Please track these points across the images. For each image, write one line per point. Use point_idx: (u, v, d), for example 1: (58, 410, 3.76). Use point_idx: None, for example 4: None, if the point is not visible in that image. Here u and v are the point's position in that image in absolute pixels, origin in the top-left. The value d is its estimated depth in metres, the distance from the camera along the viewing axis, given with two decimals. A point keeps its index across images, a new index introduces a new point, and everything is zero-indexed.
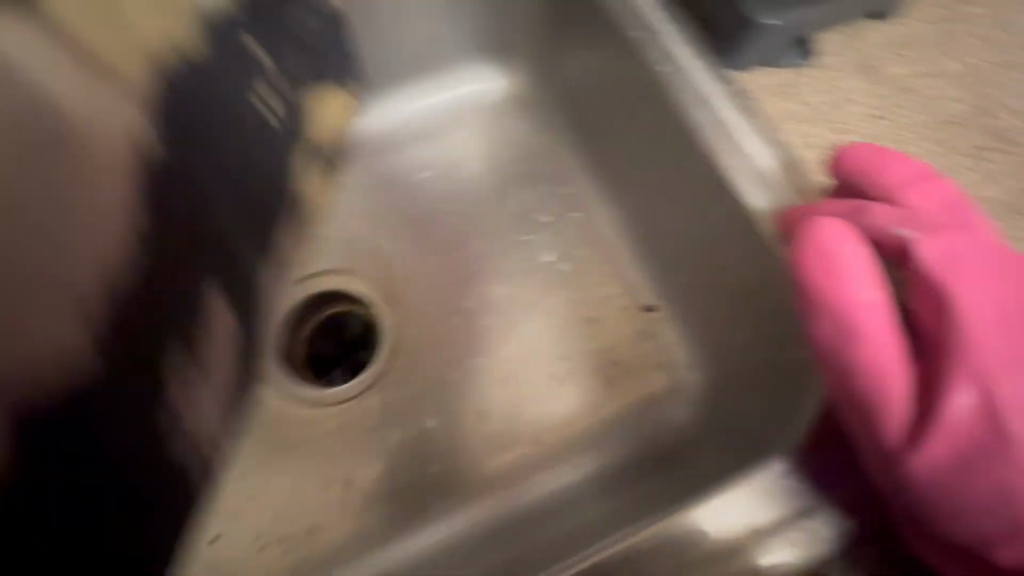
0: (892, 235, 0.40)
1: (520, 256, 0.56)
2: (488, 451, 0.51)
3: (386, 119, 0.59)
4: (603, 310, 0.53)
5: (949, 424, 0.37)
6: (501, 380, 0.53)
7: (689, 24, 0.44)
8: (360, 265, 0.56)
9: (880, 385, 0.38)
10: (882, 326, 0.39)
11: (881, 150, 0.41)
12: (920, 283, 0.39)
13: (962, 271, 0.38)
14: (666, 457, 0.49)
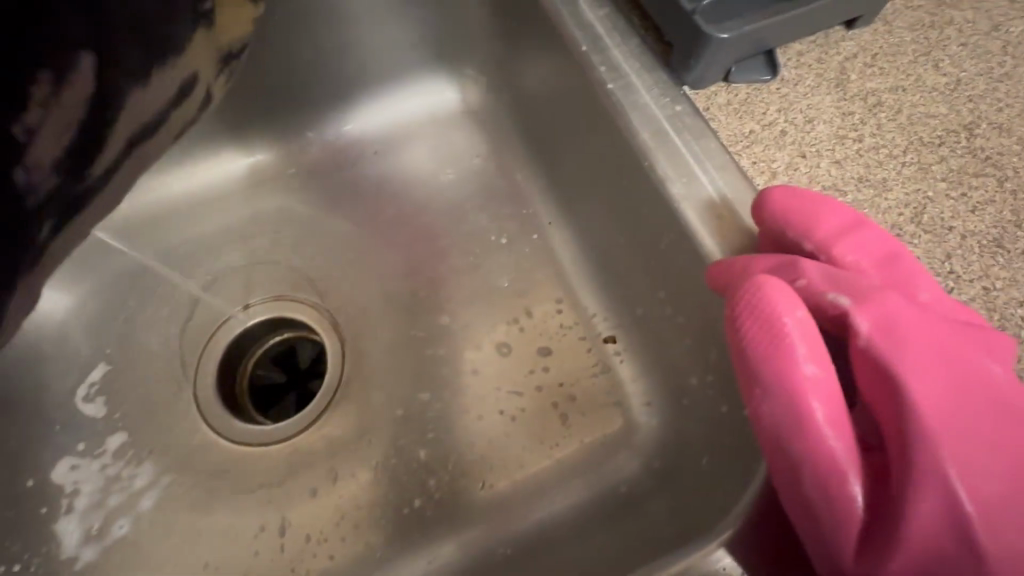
0: (822, 303, 0.33)
1: (472, 281, 0.52)
2: (430, 494, 0.47)
3: (333, 137, 0.56)
4: (559, 340, 0.50)
5: (922, 546, 0.29)
6: (448, 415, 0.49)
7: (640, 38, 0.40)
8: (306, 292, 0.54)
9: (834, 491, 0.30)
10: (831, 412, 0.31)
11: (815, 196, 0.36)
12: (862, 357, 0.32)
13: (912, 342, 0.31)
14: (622, 507, 0.44)
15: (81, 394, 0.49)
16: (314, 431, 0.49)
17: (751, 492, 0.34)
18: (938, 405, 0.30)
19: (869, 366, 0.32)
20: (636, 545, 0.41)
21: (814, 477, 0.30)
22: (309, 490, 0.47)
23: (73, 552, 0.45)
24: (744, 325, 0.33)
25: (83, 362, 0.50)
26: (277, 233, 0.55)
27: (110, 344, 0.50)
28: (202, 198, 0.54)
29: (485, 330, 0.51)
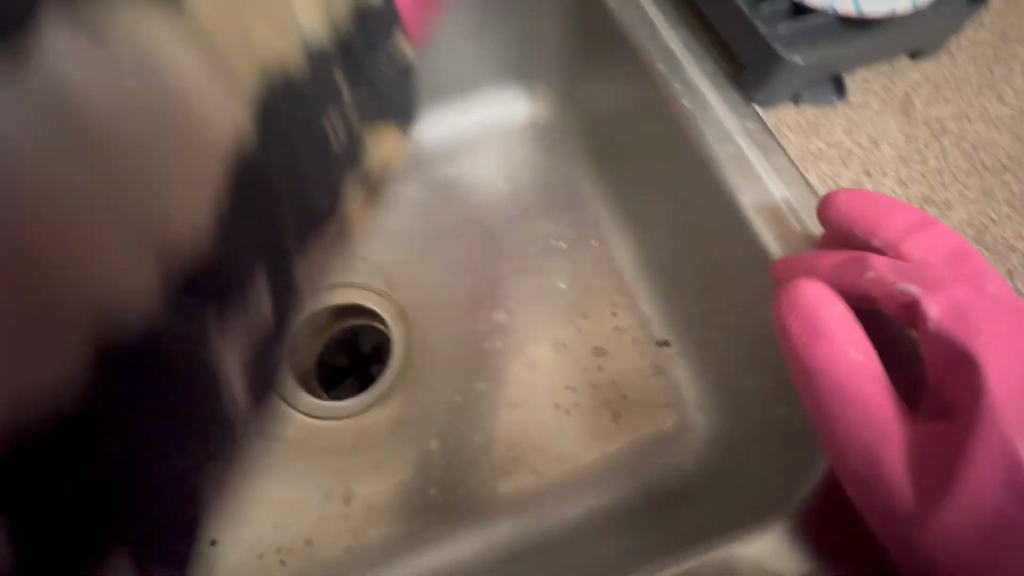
0: (892, 292, 0.35)
1: (534, 281, 0.55)
2: (487, 477, 0.49)
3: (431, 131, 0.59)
4: (615, 340, 0.52)
5: (985, 514, 0.32)
6: (506, 405, 0.52)
7: (714, 60, 0.43)
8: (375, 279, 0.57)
9: (883, 464, 0.34)
10: (875, 393, 0.35)
11: (877, 198, 0.38)
12: (931, 341, 0.34)
13: (983, 327, 0.33)
14: (673, 500, 0.46)
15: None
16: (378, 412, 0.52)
17: (811, 488, 0.36)
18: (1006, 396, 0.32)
19: (937, 350, 0.34)
20: (679, 534, 0.43)
21: (862, 457, 0.34)
22: (374, 465, 0.50)
23: None
24: (793, 322, 0.37)
25: None
26: None
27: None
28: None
29: (544, 330, 0.54)
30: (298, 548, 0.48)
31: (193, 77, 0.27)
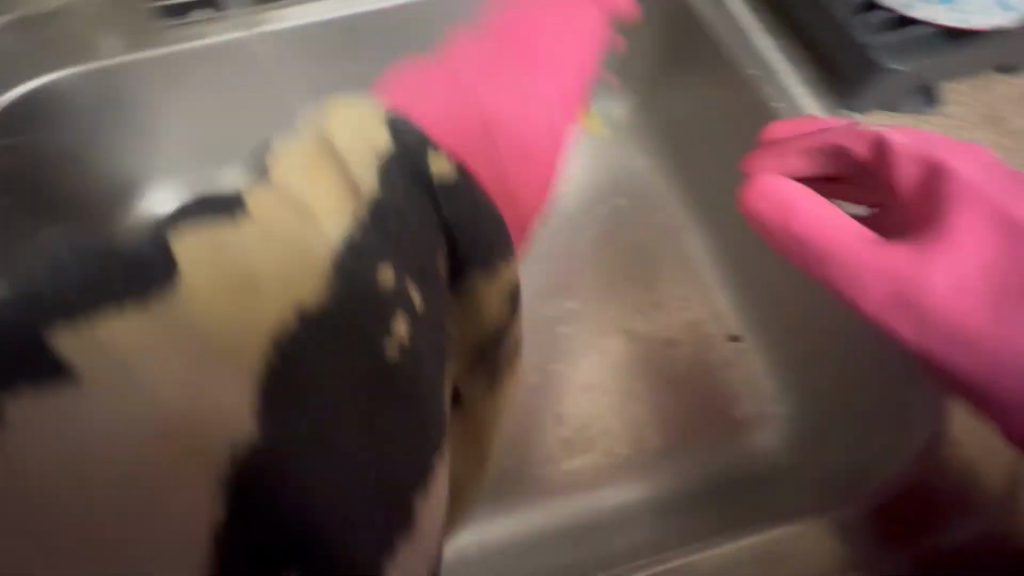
0: (875, 143, 0.40)
1: (609, 272, 0.58)
2: (566, 455, 0.52)
3: None
4: (689, 333, 0.55)
5: (950, 258, 0.36)
6: (581, 390, 0.54)
7: (806, 66, 0.45)
8: None
9: (861, 279, 0.38)
10: (835, 229, 0.39)
11: (808, 118, 0.43)
12: (908, 160, 0.39)
13: (918, 144, 0.40)
14: (754, 478, 0.50)
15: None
16: None
17: (873, 496, 0.41)
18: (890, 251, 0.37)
19: (911, 158, 0.39)
20: (762, 510, 0.47)
21: (878, 286, 0.37)
22: None
23: None
24: (763, 211, 0.41)
25: None
26: None
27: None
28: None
29: (618, 321, 0.56)
30: None
31: (270, 235, 0.27)
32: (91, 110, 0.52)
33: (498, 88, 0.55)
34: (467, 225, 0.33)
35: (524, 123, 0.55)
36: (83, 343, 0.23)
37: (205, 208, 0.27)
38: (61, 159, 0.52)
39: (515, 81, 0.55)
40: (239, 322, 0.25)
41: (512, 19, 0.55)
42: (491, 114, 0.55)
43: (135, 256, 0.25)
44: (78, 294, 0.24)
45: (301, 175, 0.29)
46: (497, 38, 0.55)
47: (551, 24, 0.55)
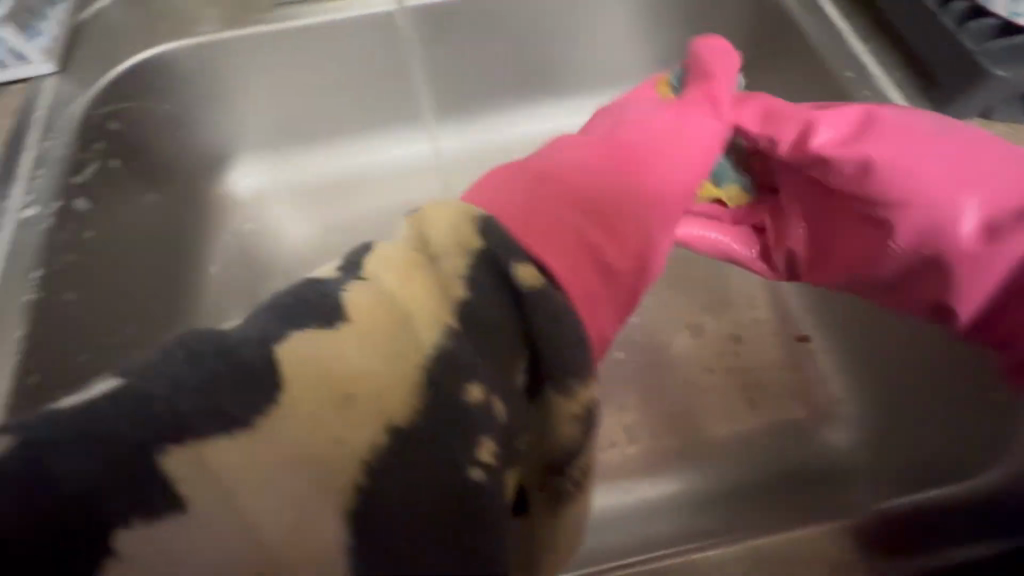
0: (746, 98, 0.45)
1: (679, 266, 0.59)
2: (624, 440, 0.53)
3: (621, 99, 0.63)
4: (756, 332, 0.56)
5: (831, 149, 0.39)
6: (645, 377, 0.55)
7: (902, 72, 0.46)
8: None
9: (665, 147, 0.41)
10: (676, 107, 0.44)
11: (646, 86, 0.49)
12: (750, 111, 0.44)
13: (752, 103, 0.45)
14: (817, 473, 0.51)
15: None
16: None
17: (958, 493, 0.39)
18: (809, 129, 0.40)
19: (755, 105, 0.44)
20: (829, 504, 0.48)
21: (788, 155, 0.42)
22: None
23: None
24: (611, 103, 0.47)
25: None
26: None
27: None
28: (444, 156, 0.64)
29: (687, 314, 0.57)
30: None
31: (363, 341, 0.27)
32: (198, 79, 0.55)
33: (628, 152, 0.40)
34: (548, 338, 0.30)
35: (671, 171, 0.40)
36: (196, 462, 0.25)
37: (306, 316, 0.28)
38: (164, 123, 0.55)
39: (663, 131, 0.42)
40: (329, 438, 0.26)
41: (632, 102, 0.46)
42: (638, 154, 0.40)
43: (249, 359, 0.26)
44: (190, 406, 0.25)
45: (395, 275, 0.30)
46: (628, 115, 0.44)
47: (690, 103, 0.44)
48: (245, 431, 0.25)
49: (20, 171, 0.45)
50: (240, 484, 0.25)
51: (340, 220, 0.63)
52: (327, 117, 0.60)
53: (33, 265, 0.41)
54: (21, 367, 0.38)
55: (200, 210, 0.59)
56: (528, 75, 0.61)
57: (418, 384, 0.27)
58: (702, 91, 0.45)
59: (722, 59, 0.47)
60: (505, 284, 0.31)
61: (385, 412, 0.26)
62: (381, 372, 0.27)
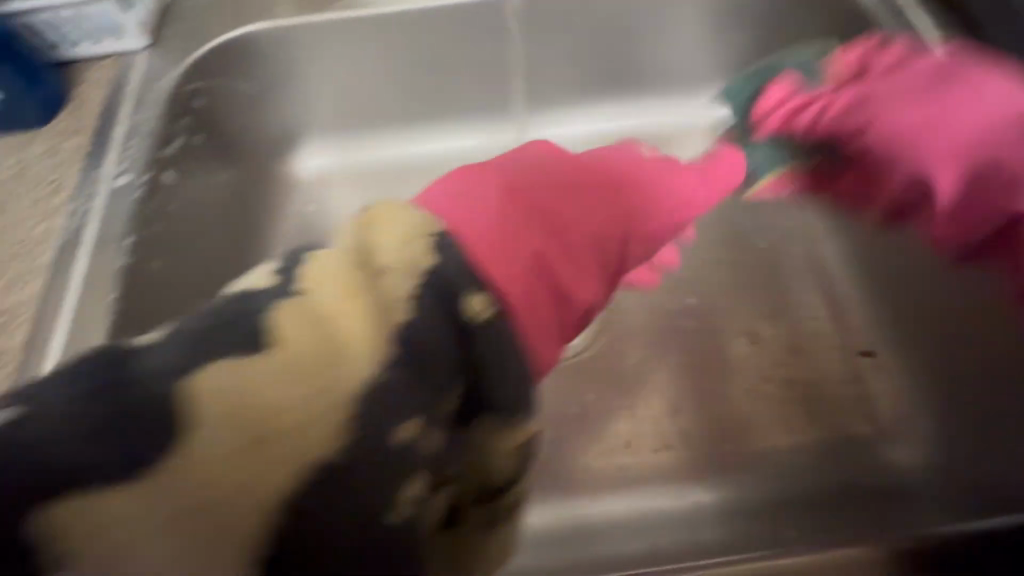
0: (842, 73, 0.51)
1: (740, 272, 0.59)
2: (671, 442, 0.53)
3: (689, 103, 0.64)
4: (819, 342, 0.56)
5: (909, 83, 0.46)
6: (700, 380, 0.55)
7: None
8: None
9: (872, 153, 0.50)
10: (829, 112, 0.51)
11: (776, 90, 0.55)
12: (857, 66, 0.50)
13: (855, 58, 0.50)
14: (869, 491, 0.50)
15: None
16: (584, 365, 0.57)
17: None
18: (865, 100, 0.49)
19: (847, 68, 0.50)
20: (881, 521, 0.46)
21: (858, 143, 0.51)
22: (567, 406, 0.55)
23: None
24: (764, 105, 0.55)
25: None
26: None
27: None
28: (506, 148, 0.64)
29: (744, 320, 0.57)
30: None
31: (279, 375, 0.21)
32: (278, 59, 0.55)
33: (552, 211, 0.32)
34: (494, 378, 0.25)
35: (586, 228, 0.32)
36: (73, 517, 0.19)
37: (224, 338, 0.21)
38: (243, 101, 0.56)
39: (546, 189, 0.33)
40: (227, 500, 0.20)
41: (610, 157, 0.38)
42: (552, 207, 0.32)
43: (148, 385, 0.20)
44: (74, 454, 0.20)
45: (343, 285, 0.23)
46: (534, 162, 0.35)
47: (650, 177, 0.38)
48: (130, 481, 0.20)
49: (114, 140, 0.47)
50: (120, 545, 0.20)
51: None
52: (398, 104, 0.61)
53: (125, 232, 0.43)
54: (113, 329, 0.40)
55: (270, 188, 0.61)
56: (602, 73, 0.61)
57: (340, 432, 0.21)
58: (641, 159, 0.40)
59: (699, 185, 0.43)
60: (448, 318, 0.24)
61: (299, 468, 0.20)
62: (302, 411, 0.21)
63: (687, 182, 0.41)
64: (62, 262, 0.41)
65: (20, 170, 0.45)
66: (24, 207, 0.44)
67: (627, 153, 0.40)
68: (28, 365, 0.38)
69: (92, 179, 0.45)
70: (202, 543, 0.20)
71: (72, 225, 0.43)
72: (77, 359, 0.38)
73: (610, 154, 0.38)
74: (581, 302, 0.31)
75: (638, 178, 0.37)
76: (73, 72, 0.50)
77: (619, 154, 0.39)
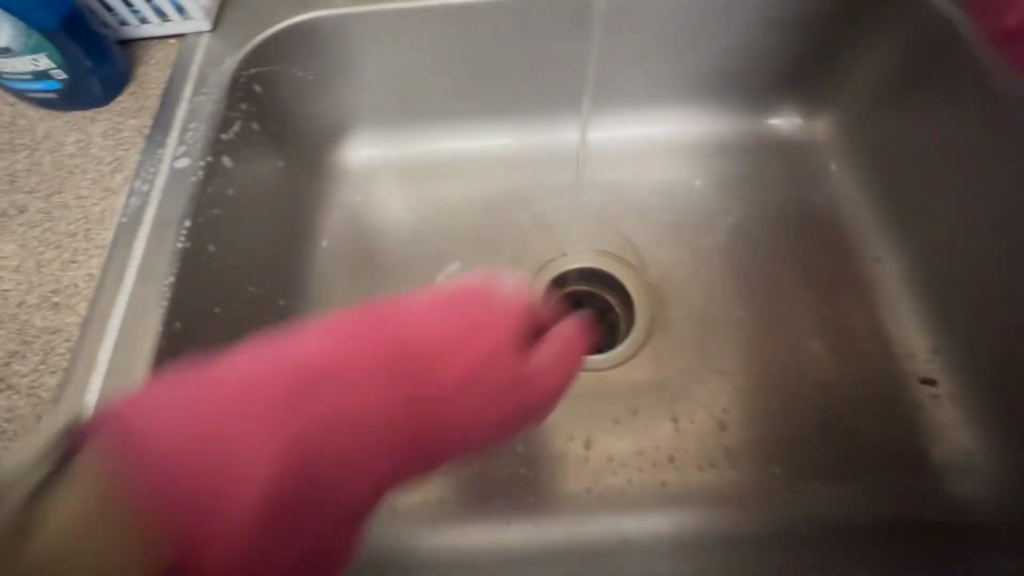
0: None
1: (790, 289, 0.59)
2: (715, 459, 0.52)
3: (736, 114, 0.65)
4: (876, 366, 0.54)
5: None
6: (749, 398, 0.54)
7: None
8: (626, 245, 0.62)
9: None
10: None
11: None
12: None
13: None
14: (926, 534, 0.48)
15: (439, 278, 0.59)
16: (626, 372, 0.56)
17: None
18: None
19: None
20: None
21: None
22: (610, 416, 0.54)
23: None
24: None
25: (442, 254, 0.60)
26: (619, 203, 0.64)
27: (466, 248, 0.61)
28: (554, 148, 0.64)
29: (790, 337, 0.57)
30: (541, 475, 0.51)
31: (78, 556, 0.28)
32: (338, 46, 0.54)
33: (327, 386, 0.37)
34: None
35: (304, 424, 0.36)
36: None
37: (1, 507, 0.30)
38: (299, 88, 0.55)
39: (347, 364, 0.38)
40: None
41: (490, 318, 0.43)
42: (325, 381, 0.37)
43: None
44: None
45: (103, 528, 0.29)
46: (355, 325, 0.40)
47: (463, 342, 0.41)
48: None
49: (176, 122, 0.47)
50: None
51: (450, 201, 0.62)
52: (451, 98, 0.61)
53: (185, 215, 0.43)
54: (170, 311, 0.40)
55: (318, 176, 0.60)
56: (660, 78, 0.61)
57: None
58: (505, 314, 0.44)
59: (554, 348, 0.45)
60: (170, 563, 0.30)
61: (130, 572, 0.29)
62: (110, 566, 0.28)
63: (549, 356, 0.45)
64: (122, 242, 0.42)
65: (82, 148, 0.46)
66: (84, 185, 0.44)
67: (502, 288, 0.46)
68: (86, 343, 0.38)
69: (154, 160, 0.45)
70: (98, 495, 0.30)
71: (132, 205, 0.43)
72: (135, 340, 0.38)
73: (476, 289, 0.44)
74: (165, 555, 0.30)
75: (462, 324, 0.42)
76: (136, 52, 0.50)
77: (480, 292, 0.44)
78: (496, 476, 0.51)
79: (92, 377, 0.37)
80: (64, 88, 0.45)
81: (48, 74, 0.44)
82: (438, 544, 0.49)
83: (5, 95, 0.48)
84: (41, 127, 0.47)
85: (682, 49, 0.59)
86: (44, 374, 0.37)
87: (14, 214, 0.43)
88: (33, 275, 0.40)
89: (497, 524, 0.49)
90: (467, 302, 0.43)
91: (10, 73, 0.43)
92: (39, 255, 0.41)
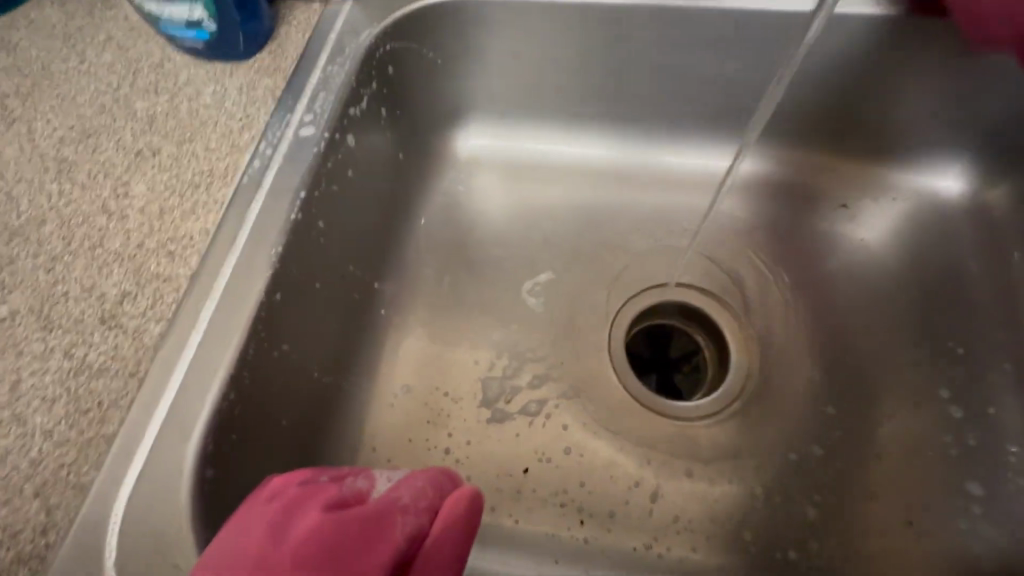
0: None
1: (919, 376, 0.51)
2: (794, 547, 0.47)
3: (891, 165, 0.57)
4: (1008, 493, 0.47)
5: None
6: (845, 489, 0.48)
7: None
8: (735, 287, 0.57)
9: None
10: None
11: None
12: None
13: None
14: None
15: (528, 286, 0.56)
16: (711, 429, 0.51)
17: None
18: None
19: None
20: None
21: None
22: (686, 473, 0.49)
23: (486, 406, 0.51)
24: None
25: (536, 262, 0.57)
26: (733, 242, 0.58)
27: (562, 259, 0.57)
28: (671, 171, 0.60)
29: (909, 431, 0.50)
30: (600, 516, 0.48)
31: None
32: (474, 32, 0.52)
33: (243, 530, 0.31)
34: None
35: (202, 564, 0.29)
36: None
37: None
38: (427, 69, 0.54)
39: (235, 532, 0.31)
40: None
41: (396, 524, 0.32)
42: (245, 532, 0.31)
43: None
44: None
45: None
46: (265, 497, 0.33)
47: (359, 553, 0.30)
48: None
49: (308, 89, 0.46)
50: None
51: (551, 207, 0.59)
52: (576, 102, 0.57)
53: (302, 186, 0.43)
54: (274, 281, 0.40)
55: (426, 161, 0.59)
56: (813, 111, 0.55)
57: None
58: (414, 529, 0.32)
59: (449, 537, 0.33)
60: None
61: None
62: None
63: (444, 564, 0.32)
64: (238, 201, 0.42)
65: (218, 100, 0.46)
66: (213, 138, 0.45)
67: (425, 492, 0.35)
68: (192, 296, 0.38)
69: (282, 124, 0.45)
70: None
71: (254, 166, 0.43)
72: (236, 305, 0.38)
73: (401, 494, 0.34)
74: None
75: (360, 527, 0.31)
76: (281, 10, 0.50)
77: (404, 505, 0.33)
78: (554, 509, 0.48)
79: (192, 332, 0.37)
80: (212, 39, 0.46)
81: (200, 24, 0.44)
82: (478, 566, 0.45)
83: (157, 38, 0.50)
84: (184, 74, 0.48)
85: (843, 85, 0.53)
86: (150, 321, 0.38)
87: (147, 154, 0.44)
88: (154, 220, 0.41)
89: (545, 561, 0.46)
90: (386, 508, 0.33)
91: (168, 19, 0.44)
92: (164, 200, 0.42)
